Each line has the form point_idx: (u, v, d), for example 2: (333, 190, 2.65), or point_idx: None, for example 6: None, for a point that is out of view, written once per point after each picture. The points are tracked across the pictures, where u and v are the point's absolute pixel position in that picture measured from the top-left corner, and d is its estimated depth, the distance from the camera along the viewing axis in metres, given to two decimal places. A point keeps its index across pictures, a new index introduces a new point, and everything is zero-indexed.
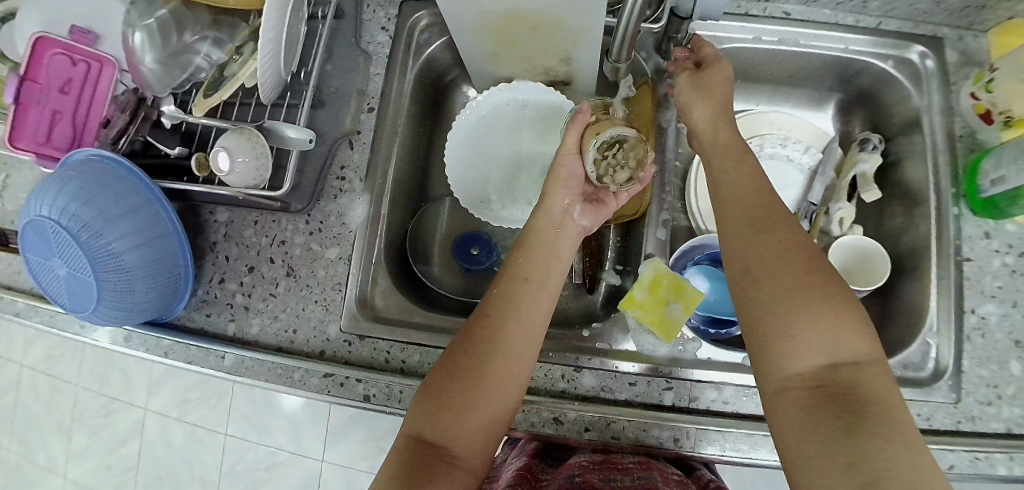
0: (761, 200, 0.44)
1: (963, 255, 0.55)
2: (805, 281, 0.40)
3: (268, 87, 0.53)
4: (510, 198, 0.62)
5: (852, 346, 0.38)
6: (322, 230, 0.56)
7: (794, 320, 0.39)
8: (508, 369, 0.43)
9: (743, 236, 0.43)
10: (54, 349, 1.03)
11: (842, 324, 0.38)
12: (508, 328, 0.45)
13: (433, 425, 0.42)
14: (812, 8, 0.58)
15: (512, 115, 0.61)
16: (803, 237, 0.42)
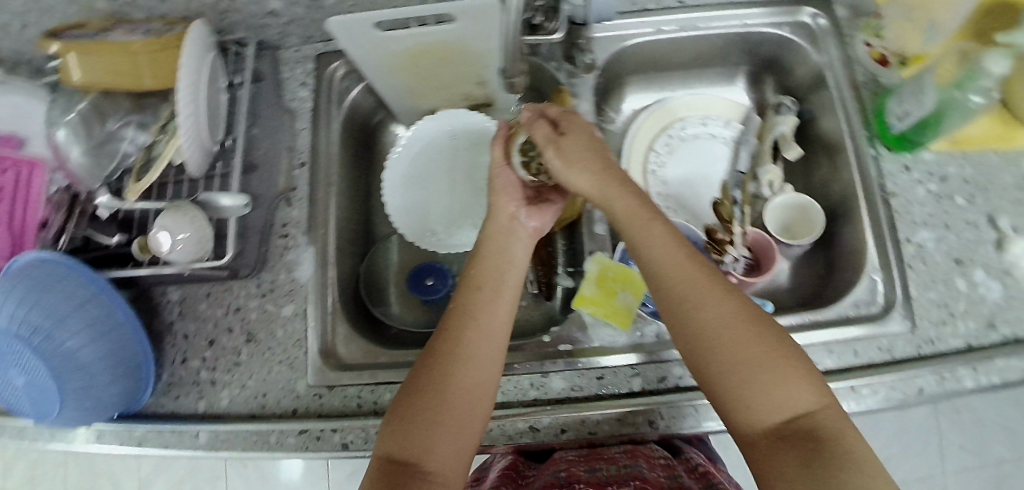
0: (685, 272, 0.44)
1: (890, 191, 0.58)
2: (747, 354, 0.41)
3: (198, 161, 0.54)
4: (452, 223, 0.63)
5: (803, 396, 0.40)
6: (274, 290, 0.56)
7: (744, 392, 0.40)
8: (467, 382, 0.44)
9: (677, 316, 0.43)
10: (35, 466, 1.00)
11: (789, 386, 0.40)
12: (466, 354, 0.45)
13: (400, 443, 0.42)
14: None
15: (443, 144, 0.63)
16: (733, 300, 0.43)
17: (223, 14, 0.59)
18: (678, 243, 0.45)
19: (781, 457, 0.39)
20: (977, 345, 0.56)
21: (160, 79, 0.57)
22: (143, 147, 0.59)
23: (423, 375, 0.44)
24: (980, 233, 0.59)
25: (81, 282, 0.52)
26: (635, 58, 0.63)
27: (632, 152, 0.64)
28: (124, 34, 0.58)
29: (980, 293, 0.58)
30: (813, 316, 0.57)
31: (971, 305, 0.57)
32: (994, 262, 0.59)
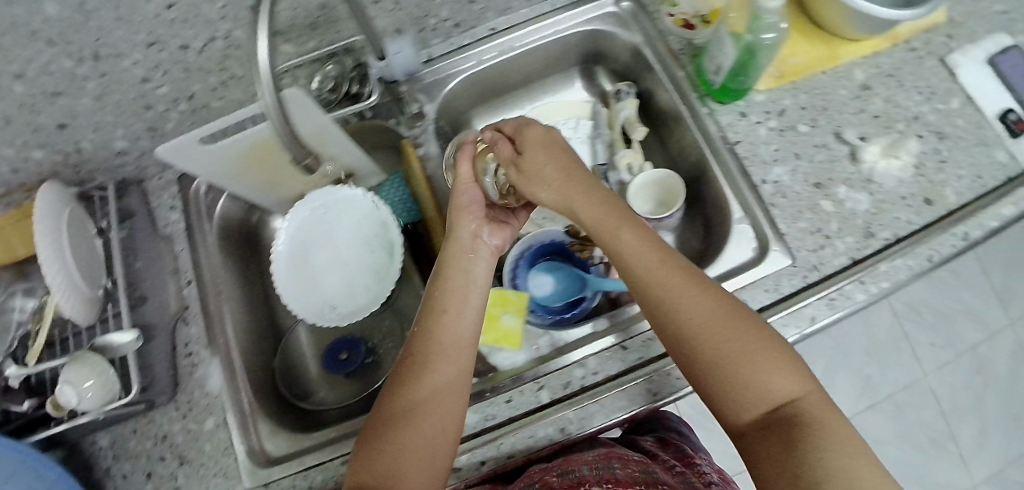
0: (663, 274, 0.47)
1: (733, 141, 0.60)
2: (730, 348, 0.43)
3: (86, 309, 0.55)
4: (346, 294, 0.65)
5: (780, 383, 0.43)
6: (192, 408, 0.58)
7: (724, 384, 0.43)
8: (434, 411, 0.45)
9: (660, 316, 0.46)
10: None
11: (772, 373, 0.43)
12: (430, 374, 0.47)
13: (367, 470, 0.43)
14: (510, 15, 0.64)
15: (321, 222, 0.65)
16: (712, 295, 0.46)
17: (78, 167, 0.62)
18: (656, 246, 0.48)
19: (768, 442, 0.41)
20: (858, 259, 0.58)
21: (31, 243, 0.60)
22: (33, 311, 0.60)
23: (396, 404, 0.46)
24: (831, 151, 0.62)
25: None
26: (468, 92, 0.67)
27: None
28: None
29: (847, 207, 0.61)
30: None
31: (839, 223, 0.59)
32: (854, 175, 0.62)
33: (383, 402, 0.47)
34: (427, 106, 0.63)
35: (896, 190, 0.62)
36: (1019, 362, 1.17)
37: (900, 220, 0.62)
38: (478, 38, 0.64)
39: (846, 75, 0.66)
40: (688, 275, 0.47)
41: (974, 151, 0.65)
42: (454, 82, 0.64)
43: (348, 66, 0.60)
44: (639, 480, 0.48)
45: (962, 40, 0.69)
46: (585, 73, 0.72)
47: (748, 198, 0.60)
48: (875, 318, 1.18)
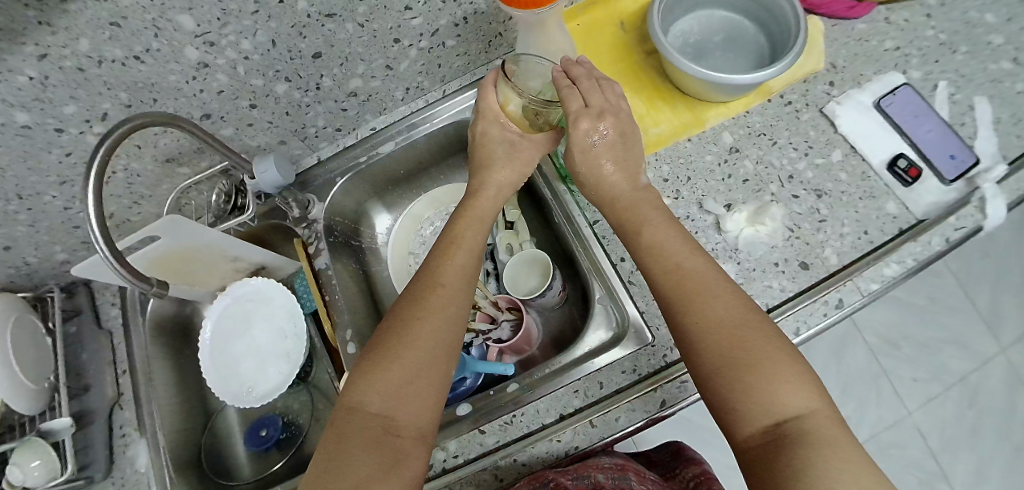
0: (693, 272, 0.48)
1: (592, 219, 0.64)
2: (747, 348, 0.43)
3: (30, 402, 0.64)
4: (260, 377, 0.71)
5: (794, 395, 0.41)
6: (123, 483, 0.67)
7: (733, 382, 0.42)
8: (431, 340, 0.48)
9: (683, 303, 0.47)
10: None
11: (783, 381, 0.41)
12: (435, 305, 0.50)
13: (363, 390, 0.46)
14: (389, 113, 0.73)
15: (240, 315, 0.73)
16: (734, 298, 0.46)
17: (31, 275, 0.73)
18: (694, 248, 0.50)
19: (768, 455, 0.39)
20: None
21: None
22: None
23: (394, 328, 0.49)
24: (695, 223, 0.63)
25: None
26: (359, 187, 0.75)
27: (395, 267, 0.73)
28: None
29: None
30: (554, 364, 0.62)
31: None
32: (719, 244, 0.63)
33: (387, 330, 0.49)
34: (314, 208, 0.71)
35: (768, 255, 0.62)
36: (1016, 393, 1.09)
37: (773, 288, 0.61)
38: (359, 138, 0.73)
39: (713, 138, 0.67)
40: (718, 277, 0.48)
41: (857, 204, 0.64)
42: (337, 184, 0.72)
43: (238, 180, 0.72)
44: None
45: (839, 91, 0.69)
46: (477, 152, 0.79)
47: (607, 276, 0.61)
48: (849, 355, 1.13)
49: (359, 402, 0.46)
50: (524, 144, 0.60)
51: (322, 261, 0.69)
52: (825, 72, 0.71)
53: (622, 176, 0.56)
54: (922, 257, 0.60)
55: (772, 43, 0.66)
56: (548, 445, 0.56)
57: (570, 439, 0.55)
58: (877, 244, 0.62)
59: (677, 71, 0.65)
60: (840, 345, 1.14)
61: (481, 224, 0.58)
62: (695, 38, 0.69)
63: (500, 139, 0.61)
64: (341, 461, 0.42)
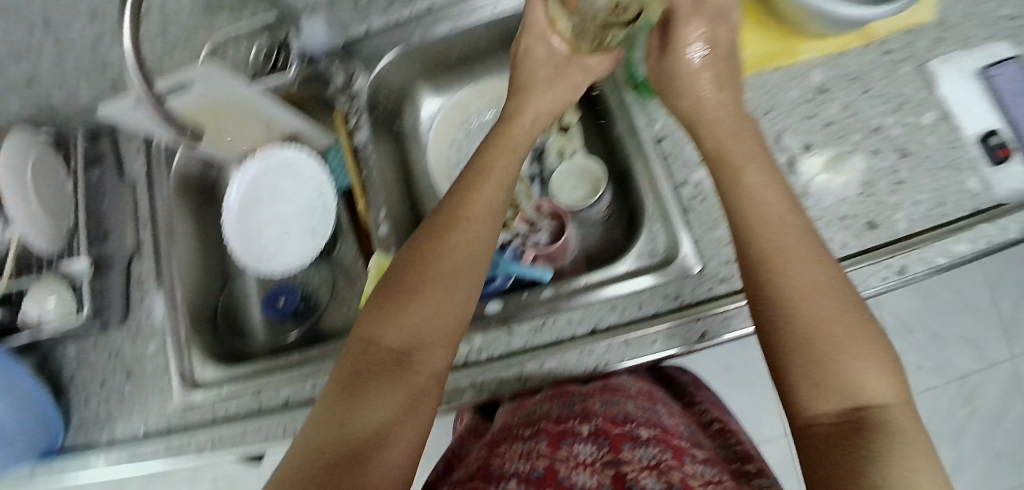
0: (779, 237, 0.42)
1: (659, 135, 0.60)
2: (829, 329, 0.38)
3: (43, 236, 0.63)
4: (282, 246, 0.69)
5: (873, 382, 0.37)
6: (139, 332, 0.66)
7: (811, 356, 0.38)
8: (455, 279, 0.46)
9: (768, 267, 0.42)
10: None
11: (861, 367, 0.37)
12: (459, 237, 0.47)
13: (381, 323, 0.44)
14: None
15: (269, 180, 0.70)
16: (823, 271, 0.41)
17: (53, 109, 0.69)
18: (786, 207, 0.44)
19: (839, 439, 0.36)
20: None
21: None
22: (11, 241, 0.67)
23: (415, 260, 0.46)
24: (768, 159, 0.61)
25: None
26: (409, 65, 0.68)
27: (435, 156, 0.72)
28: None
29: None
30: (589, 280, 0.60)
31: None
32: (791, 185, 0.60)
33: (408, 258, 0.47)
34: (358, 79, 0.66)
35: (835, 208, 0.59)
36: (1013, 402, 1.09)
37: (834, 241, 0.58)
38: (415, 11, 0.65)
39: (800, 76, 0.63)
40: (807, 247, 0.42)
41: (941, 176, 0.57)
42: (386, 56, 0.65)
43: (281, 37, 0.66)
44: (680, 433, 0.56)
45: (947, 46, 0.61)
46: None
47: (663, 200, 0.58)
48: None
49: (376, 335, 0.43)
50: (571, 66, 0.60)
51: (361, 136, 0.65)
52: (932, 25, 0.63)
53: (725, 114, 0.50)
54: (997, 242, 0.55)
55: None
56: (576, 355, 0.55)
57: (599, 354, 0.55)
58: (951, 220, 0.56)
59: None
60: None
61: (515, 156, 0.54)
62: None
63: (546, 58, 0.60)
64: (355, 393, 0.41)
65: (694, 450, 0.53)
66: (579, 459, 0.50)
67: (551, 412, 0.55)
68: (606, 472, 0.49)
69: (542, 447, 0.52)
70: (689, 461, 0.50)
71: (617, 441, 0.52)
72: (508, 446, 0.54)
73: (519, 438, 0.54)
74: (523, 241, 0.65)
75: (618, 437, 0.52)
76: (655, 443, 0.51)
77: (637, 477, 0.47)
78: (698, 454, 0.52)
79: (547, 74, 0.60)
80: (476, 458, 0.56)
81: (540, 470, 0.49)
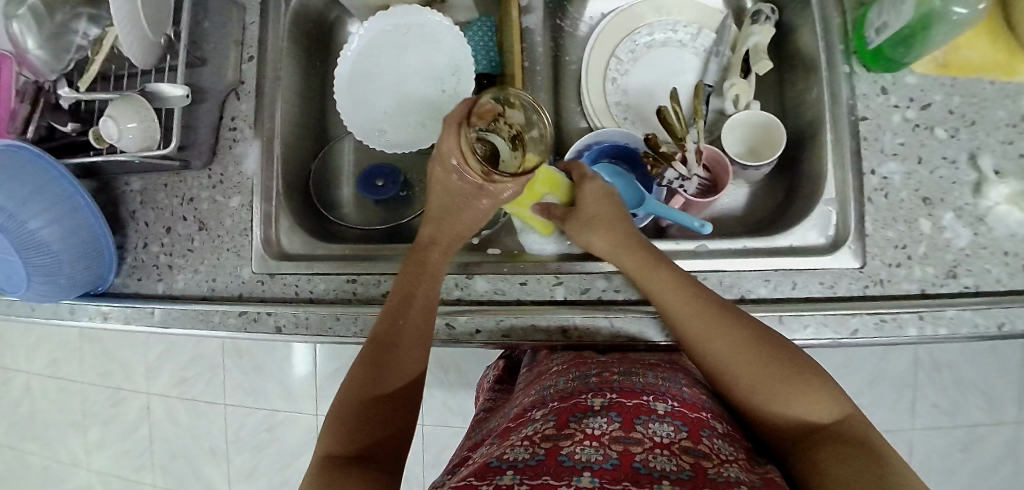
0: (683, 322, 0.46)
1: (857, 114, 0.55)
2: (752, 385, 0.43)
3: (143, 51, 0.51)
4: (399, 123, 0.61)
5: (816, 406, 0.41)
6: (223, 183, 0.58)
7: (757, 395, 0.42)
8: (398, 375, 0.48)
9: (693, 341, 0.45)
10: (57, 352, 1.15)
11: (799, 402, 0.41)
12: (402, 352, 0.48)
13: (340, 439, 0.44)
14: None
15: (396, 42, 0.60)
16: (729, 330, 0.44)
17: None
18: (685, 283, 0.47)
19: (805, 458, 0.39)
20: (928, 293, 0.52)
21: None
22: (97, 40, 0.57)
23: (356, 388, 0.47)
24: (956, 171, 0.54)
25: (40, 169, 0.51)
26: None
27: (592, 62, 0.63)
28: None
29: (943, 238, 0.53)
30: (753, 244, 0.56)
31: (932, 248, 0.53)
32: (968, 205, 0.53)
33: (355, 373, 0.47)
34: None
35: (1003, 242, 0.53)
36: (1005, 462, 1.05)
37: (986, 274, 0.52)
38: None
39: (1011, 97, 0.55)
40: (707, 311, 0.45)
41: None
42: None
43: None
44: (703, 406, 0.46)
45: None
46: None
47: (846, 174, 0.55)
48: (896, 354, 1.05)
49: (337, 450, 0.43)
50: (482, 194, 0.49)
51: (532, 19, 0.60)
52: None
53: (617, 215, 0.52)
54: None
55: None
56: None
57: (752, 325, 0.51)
58: None
59: None
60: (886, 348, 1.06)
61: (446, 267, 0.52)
62: None
63: (456, 189, 0.50)
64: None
65: (714, 422, 0.44)
66: (587, 432, 0.40)
67: (564, 388, 0.47)
68: (614, 447, 0.38)
69: (549, 428, 0.41)
70: (707, 435, 0.41)
71: (631, 416, 0.42)
72: (515, 432, 0.43)
73: (526, 421, 0.44)
74: (679, 185, 0.56)
75: (630, 410, 0.42)
76: (672, 419, 0.42)
77: (647, 454, 0.38)
78: (718, 428, 0.43)
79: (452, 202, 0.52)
80: (489, 434, 0.50)
81: (543, 452, 0.38)
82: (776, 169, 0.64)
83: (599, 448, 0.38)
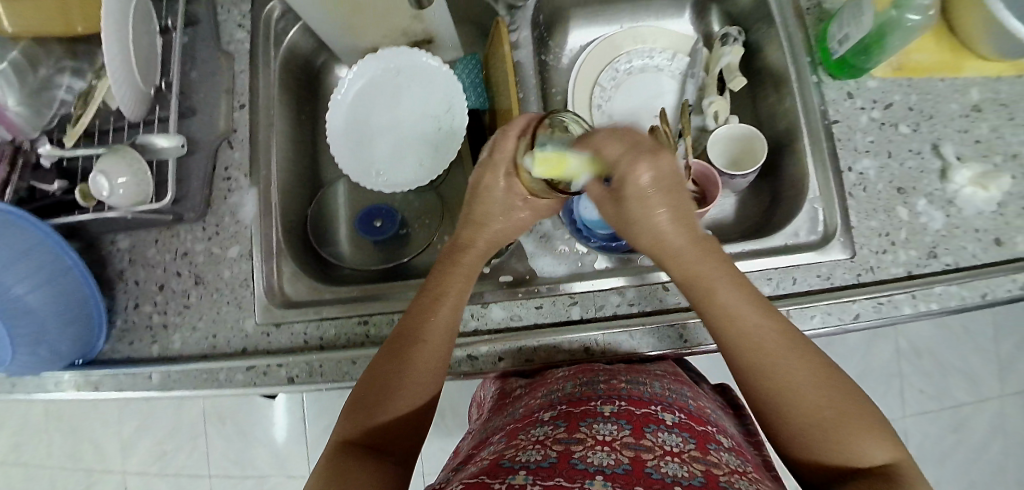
0: (750, 336, 0.41)
1: (830, 118, 0.59)
2: (816, 409, 0.38)
3: (132, 104, 0.52)
4: (395, 161, 0.61)
5: (872, 451, 0.37)
6: (220, 233, 0.57)
7: (813, 432, 0.37)
8: (419, 377, 0.42)
9: (754, 362, 0.40)
10: (17, 436, 1.05)
11: (860, 440, 0.37)
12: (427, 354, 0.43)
13: (355, 426, 0.40)
14: None
15: (388, 83, 0.62)
16: (800, 352, 0.40)
17: None
18: (753, 301, 0.42)
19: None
20: (916, 274, 0.56)
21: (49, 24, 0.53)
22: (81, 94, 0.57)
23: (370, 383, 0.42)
24: (923, 161, 0.59)
25: (24, 230, 0.47)
26: None
27: (576, 91, 0.68)
28: None
29: (920, 222, 0.57)
30: (751, 246, 0.59)
31: (913, 233, 0.57)
32: (937, 190, 0.58)
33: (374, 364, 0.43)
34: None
35: (973, 220, 0.57)
36: (994, 438, 1.09)
37: (964, 250, 0.56)
38: None
39: (961, 90, 0.61)
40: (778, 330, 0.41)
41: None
42: None
43: None
44: (708, 419, 0.46)
45: None
46: (698, 8, 0.71)
47: (827, 171, 0.59)
48: (880, 346, 1.10)
49: (353, 436, 0.39)
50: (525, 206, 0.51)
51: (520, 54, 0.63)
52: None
53: (678, 225, 0.44)
54: None
55: None
56: None
57: None
58: None
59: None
60: (870, 340, 1.10)
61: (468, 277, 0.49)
62: None
63: (496, 198, 0.51)
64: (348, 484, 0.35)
65: (720, 436, 0.43)
66: (598, 437, 0.38)
67: (571, 393, 0.46)
68: (625, 453, 0.36)
69: (559, 432, 0.40)
70: (714, 448, 0.40)
71: (640, 424, 0.40)
72: (524, 432, 0.42)
73: (534, 423, 0.42)
74: None
75: (640, 419, 0.41)
76: (681, 431, 0.41)
77: (660, 461, 0.36)
78: (724, 443, 0.42)
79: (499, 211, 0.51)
80: (489, 434, 0.48)
81: (555, 455, 0.36)
82: (758, 176, 0.68)
83: (611, 454, 0.36)
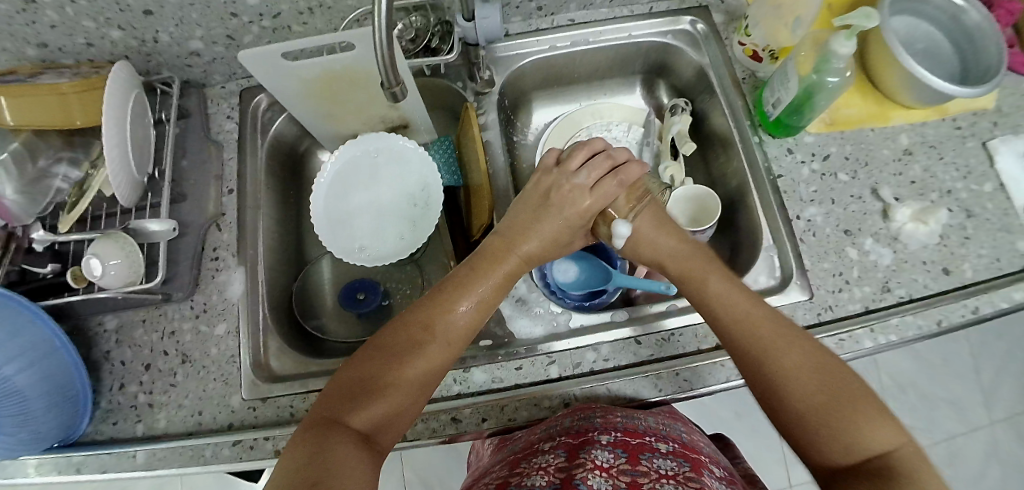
0: (744, 327, 0.45)
1: (775, 173, 0.65)
2: (809, 393, 0.40)
3: (129, 191, 0.56)
4: (377, 237, 0.65)
5: (878, 436, 0.39)
6: (207, 311, 0.59)
7: (817, 408, 0.40)
8: (425, 372, 0.44)
9: (753, 348, 0.44)
10: None
11: (873, 424, 0.39)
12: (432, 345, 0.44)
13: (348, 404, 0.41)
14: (590, 10, 0.71)
15: (368, 165, 0.67)
16: (801, 347, 0.43)
17: (148, 57, 0.63)
18: (749, 299, 0.47)
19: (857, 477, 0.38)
20: (871, 308, 0.59)
21: (50, 120, 0.54)
22: (77, 182, 0.61)
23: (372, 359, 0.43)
24: (865, 204, 0.64)
25: (17, 311, 0.50)
26: (532, 74, 0.74)
27: None
28: (52, 76, 0.60)
29: (870, 259, 0.61)
30: None
31: (863, 271, 0.61)
32: (882, 229, 0.63)
33: (380, 343, 0.44)
34: (496, 78, 0.70)
35: (919, 253, 0.61)
36: (991, 468, 1.09)
37: (915, 282, 0.60)
38: (553, 25, 0.71)
39: (891, 137, 0.68)
40: (766, 320, 0.45)
41: (999, 236, 0.62)
42: (525, 57, 0.71)
43: (431, 21, 0.66)
44: (702, 451, 0.47)
45: (1003, 130, 0.67)
46: (647, 83, 0.79)
47: (777, 218, 0.63)
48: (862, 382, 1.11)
49: (345, 416, 0.40)
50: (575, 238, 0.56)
51: (489, 129, 0.68)
52: (991, 113, 0.69)
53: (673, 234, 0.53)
54: None
55: (965, 60, 0.66)
56: (712, 368, 0.54)
57: (734, 367, 0.54)
58: (1006, 273, 0.60)
59: (883, 60, 0.65)
60: None
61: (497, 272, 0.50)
62: (904, 29, 0.68)
63: (571, 226, 0.53)
64: (323, 465, 0.36)
65: (713, 465, 0.45)
66: (597, 463, 0.40)
67: (570, 426, 0.46)
68: (622, 478, 0.39)
69: (560, 460, 0.42)
70: (708, 474, 0.42)
71: (636, 452, 0.42)
72: (525, 460, 0.44)
73: (536, 451, 0.44)
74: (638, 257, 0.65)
75: (636, 447, 0.43)
76: (675, 457, 0.43)
77: (655, 484, 0.39)
78: (716, 471, 0.44)
79: (547, 235, 0.53)
80: (488, 468, 0.49)
81: (558, 481, 0.39)
82: (719, 228, 0.73)
83: (609, 479, 0.39)
